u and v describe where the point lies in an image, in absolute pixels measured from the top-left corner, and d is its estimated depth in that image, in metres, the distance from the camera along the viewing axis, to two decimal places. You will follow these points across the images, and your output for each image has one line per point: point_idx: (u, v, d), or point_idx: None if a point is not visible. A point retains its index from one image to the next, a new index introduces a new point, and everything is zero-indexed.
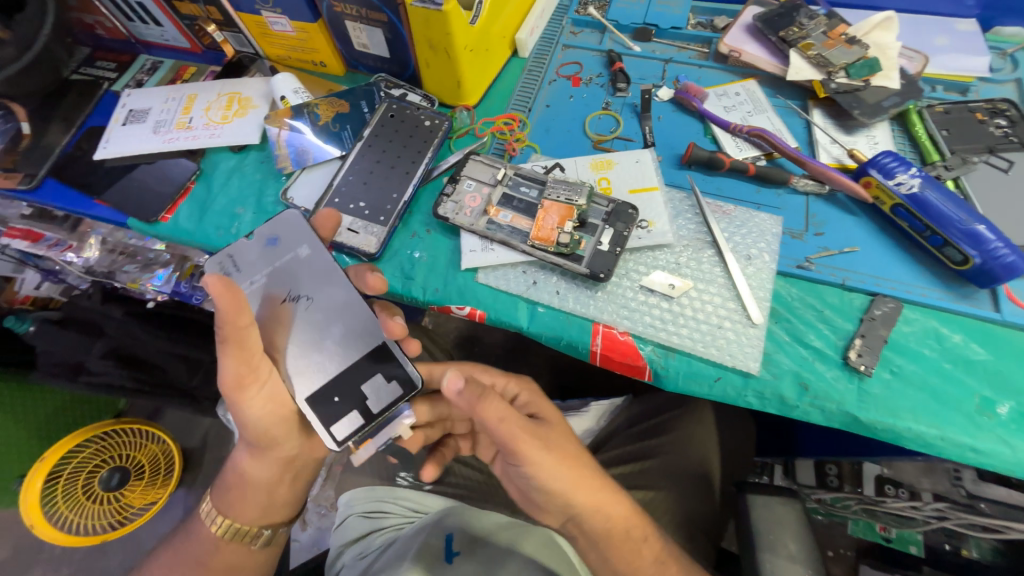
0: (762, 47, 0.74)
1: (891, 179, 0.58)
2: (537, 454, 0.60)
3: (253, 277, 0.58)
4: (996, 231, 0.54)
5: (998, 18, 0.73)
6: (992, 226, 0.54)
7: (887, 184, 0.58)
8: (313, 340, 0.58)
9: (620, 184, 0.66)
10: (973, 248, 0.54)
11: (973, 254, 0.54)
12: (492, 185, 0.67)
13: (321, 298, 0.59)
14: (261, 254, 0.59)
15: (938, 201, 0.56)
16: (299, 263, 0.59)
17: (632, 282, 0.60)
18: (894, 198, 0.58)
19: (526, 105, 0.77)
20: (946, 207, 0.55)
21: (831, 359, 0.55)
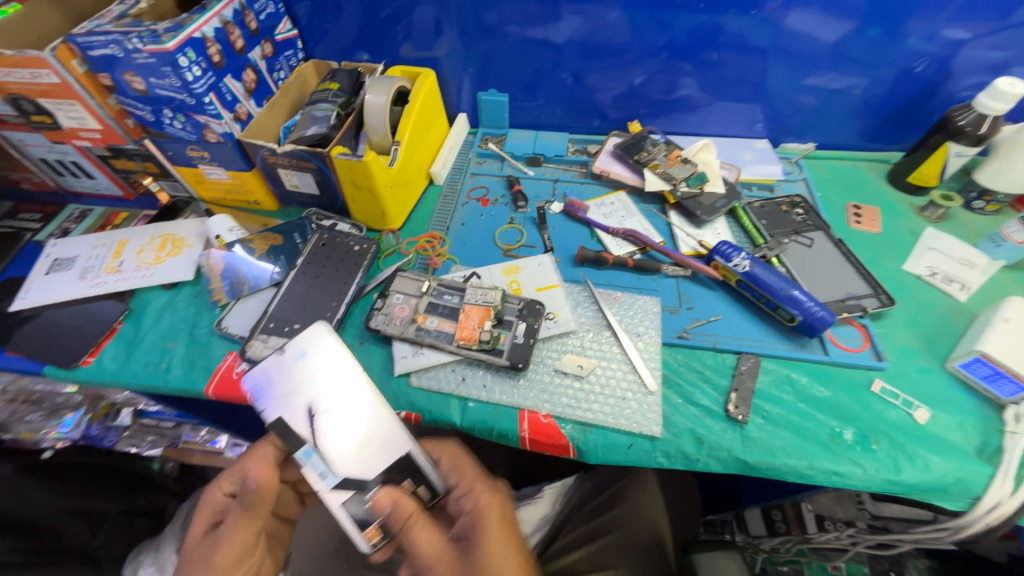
0: (625, 167, 0.95)
1: (730, 261, 0.76)
2: (486, 548, 0.58)
3: (285, 394, 0.64)
4: (808, 294, 0.71)
5: (781, 138, 1.03)
6: (805, 290, 0.72)
7: (729, 266, 0.75)
8: (347, 445, 0.63)
9: (528, 285, 0.77)
10: (796, 308, 0.70)
11: (797, 313, 0.70)
12: (419, 296, 0.76)
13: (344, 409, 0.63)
14: (291, 370, 0.65)
15: (765, 276, 0.73)
16: (320, 375, 0.65)
17: (548, 367, 0.69)
18: (736, 275, 0.75)
19: (444, 225, 0.90)
20: (770, 280, 0.72)
21: (716, 412, 0.66)
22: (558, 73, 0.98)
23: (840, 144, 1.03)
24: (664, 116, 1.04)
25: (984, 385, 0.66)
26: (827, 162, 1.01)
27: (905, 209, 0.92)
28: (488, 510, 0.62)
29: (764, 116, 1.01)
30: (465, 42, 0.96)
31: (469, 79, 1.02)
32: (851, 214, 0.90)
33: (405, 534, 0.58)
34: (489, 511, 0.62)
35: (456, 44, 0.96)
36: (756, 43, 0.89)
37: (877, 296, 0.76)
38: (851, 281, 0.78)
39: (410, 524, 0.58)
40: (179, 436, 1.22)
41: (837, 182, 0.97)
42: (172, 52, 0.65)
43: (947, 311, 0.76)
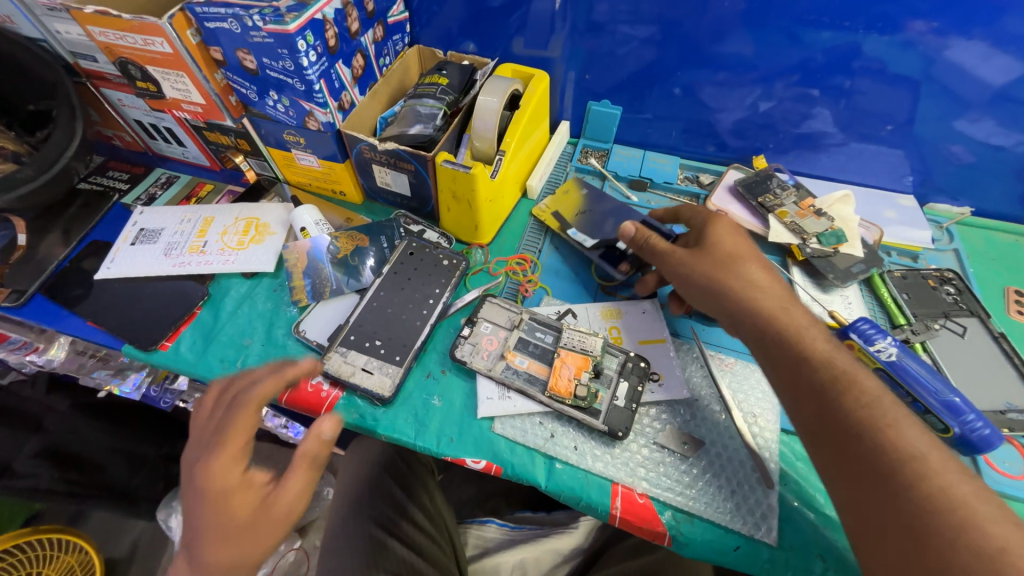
0: (744, 207, 0.85)
1: (871, 344, 0.65)
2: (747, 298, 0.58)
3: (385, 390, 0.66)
4: (969, 402, 0.60)
5: (930, 196, 0.89)
6: (965, 397, 0.61)
7: (869, 350, 0.65)
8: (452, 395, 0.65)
9: (630, 334, 0.69)
10: (953, 419, 0.59)
11: (954, 425, 0.59)
12: (509, 329, 0.69)
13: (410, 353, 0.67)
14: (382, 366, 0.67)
15: (916, 371, 0.62)
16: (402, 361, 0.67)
17: (648, 438, 0.61)
18: (876, 363, 0.64)
19: (536, 247, 0.83)
20: (925, 378, 0.61)
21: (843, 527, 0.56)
22: (671, 86, 0.88)
23: (999, 214, 0.88)
24: (793, 152, 0.92)
25: None
26: (982, 232, 0.87)
27: None
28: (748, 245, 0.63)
29: (912, 169, 0.87)
30: (582, 45, 0.86)
31: (578, 85, 0.93)
32: (1012, 301, 0.77)
33: (646, 247, 0.68)
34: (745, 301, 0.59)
35: (571, 45, 0.87)
36: (896, 71, 0.75)
37: None
38: (1015, 389, 0.66)
39: (650, 241, 0.68)
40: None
41: (994, 260, 0.83)
42: (292, 34, 0.59)
43: None
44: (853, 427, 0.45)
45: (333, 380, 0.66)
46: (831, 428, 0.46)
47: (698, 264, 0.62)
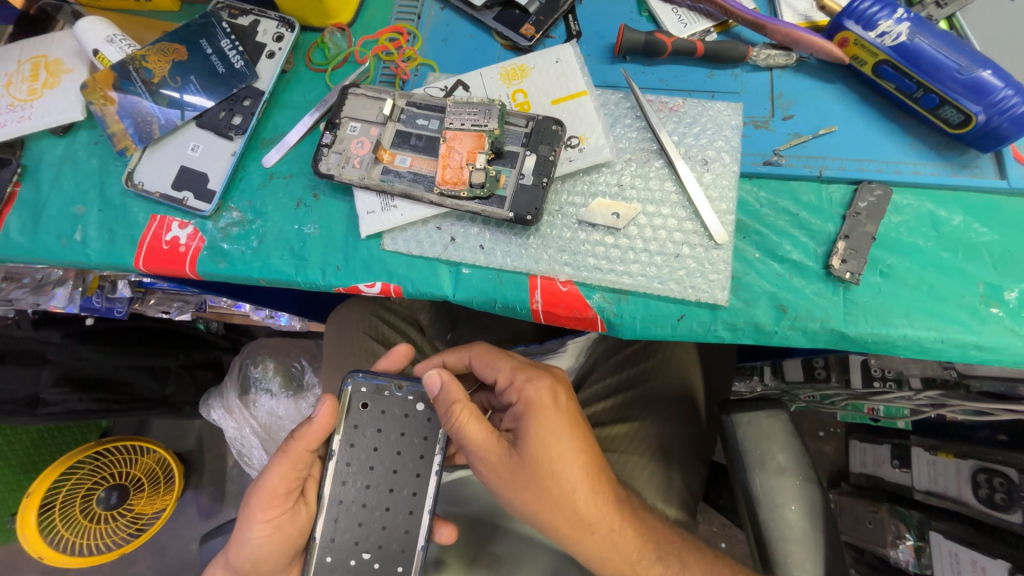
0: None
1: (872, 29, 0.46)
2: (533, 454, 0.48)
3: (204, 193, 0.55)
4: (1004, 74, 0.42)
5: None
6: (1000, 68, 0.43)
7: (867, 37, 0.46)
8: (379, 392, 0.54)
9: (539, 95, 0.51)
10: (976, 102, 0.43)
11: (975, 110, 0.43)
12: (380, 124, 0.52)
13: (401, 412, 0.54)
14: (207, 168, 0.56)
15: (934, 47, 0.43)
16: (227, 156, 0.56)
17: (568, 218, 0.49)
18: (876, 54, 0.46)
19: (413, 12, 0.60)
20: (941, 55, 0.43)
21: (811, 269, 0.46)
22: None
23: None
24: None
25: None
26: None
27: None
28: (532, 407, 0.50)
29: None
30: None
31: None
32: None
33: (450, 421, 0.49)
34: (536, 403, 0.50)
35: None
36: None
37: None
38: None
39: (455, 411, 0.48)
40: (206, 300, 0.92)
41: None
42: None
43: None
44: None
45: (178, 218, 0.55)
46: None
47: (513, 479, 0.49)
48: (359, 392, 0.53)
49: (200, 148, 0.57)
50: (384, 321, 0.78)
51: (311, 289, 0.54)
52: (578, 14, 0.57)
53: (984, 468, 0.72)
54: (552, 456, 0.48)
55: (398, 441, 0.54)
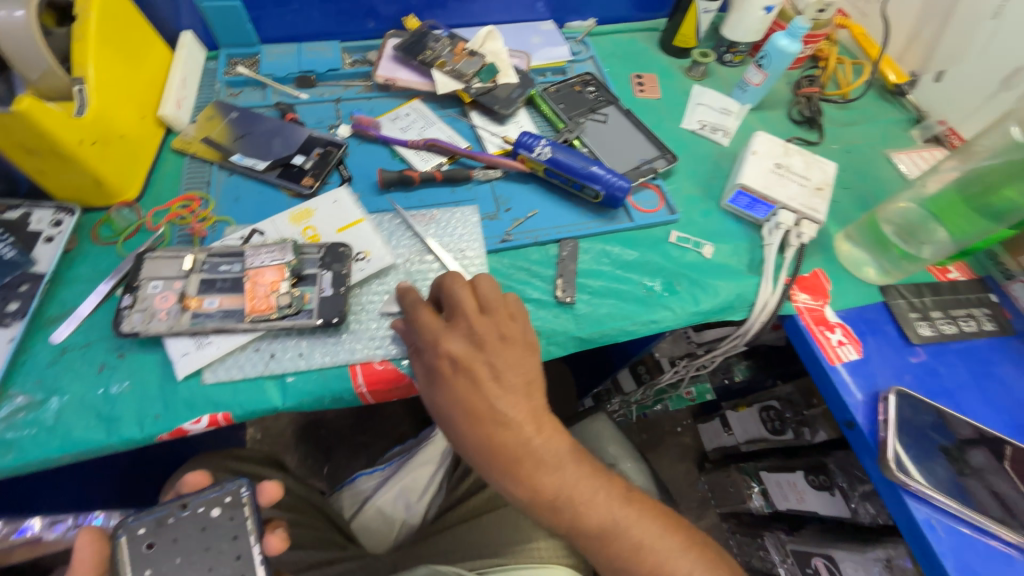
0: (411, 71, 0.84)
1: (533, 152, 0.74)
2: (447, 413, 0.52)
3: None
4: (605, 166, 0.73)
5: (565, 17, 1.00)
6: (603, 164, 0.74)
7: (532, 157, 0.74)
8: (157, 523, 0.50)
9: (326, 227, 0.66)
10: (598, 185, 0.72)
11: (599, 189, 0.72)
12: (183, 277, 0.59)
13: (196, 524, 0.51)
14: None
15: (566, 159, 0.72)
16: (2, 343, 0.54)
17: (370, 313, 0.61)
18: (541, 165, 0.74)
19: (202, 181, 0.71)
20: (571, 161, 0.72)
21: (547, 301, 0.67)
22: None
23: (617, 17, 1.04)
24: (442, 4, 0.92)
25: (747, 213, 0.78)
26: (611, 37, 1.03)
27: (677, 72, 0.99)
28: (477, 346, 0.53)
29: None
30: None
31: None
32: (635, 84, 0.95)
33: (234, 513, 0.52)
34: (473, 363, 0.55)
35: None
36: None
37: (664, 157, 0.82)
38: (642, 147, 0.84)
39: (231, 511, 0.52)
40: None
41: (620, 57, 1.00)
42: None
43: (717, 157, 0.86)
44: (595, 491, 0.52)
45: None
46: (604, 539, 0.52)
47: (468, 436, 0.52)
48: (135, 536, 0.49)
49: None
50: (236, 472, 0.75)
51: (129, 447, 0.54)
52: (347, 164, 0.75)
53: (763, 406, 1.09)
54: (457, 393, 0.52)
55: (202, 557, 0.50)
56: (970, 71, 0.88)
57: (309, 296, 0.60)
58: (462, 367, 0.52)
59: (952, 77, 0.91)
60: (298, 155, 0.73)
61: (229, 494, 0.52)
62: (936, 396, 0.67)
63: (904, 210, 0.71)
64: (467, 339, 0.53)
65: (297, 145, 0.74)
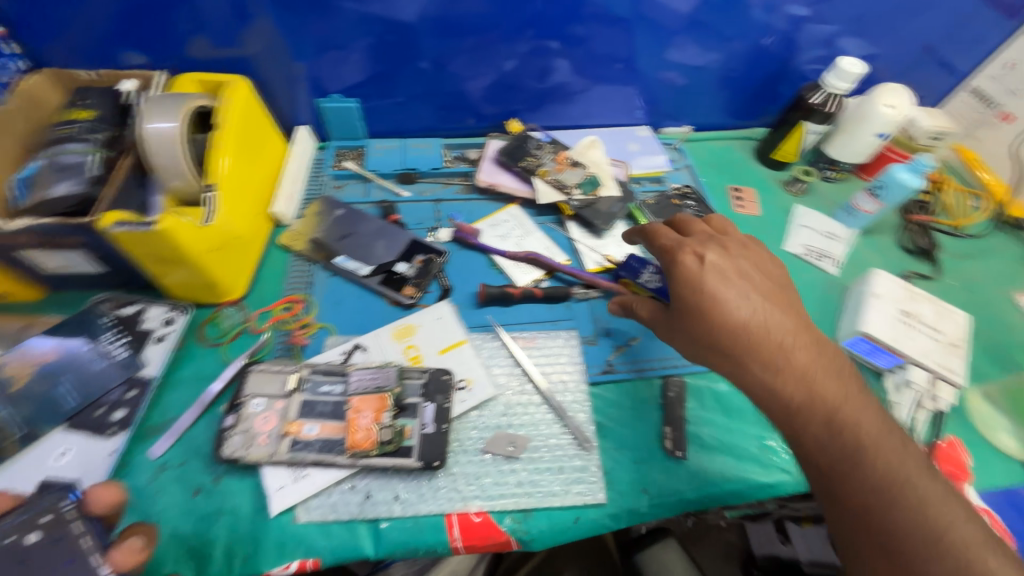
0: (511, 175, 0.85)
1: (639, 276, 0.71)
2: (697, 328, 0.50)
3: None
4: None
5: (661, 123, 1.01)
6: None
7: (638, 282, 0.70)
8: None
9: (428, 348, 0.64)
10: None
11: None
12: (285, 396, 0.57)
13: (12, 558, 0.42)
14: (75, 477, 0.52)
15: None
16: (105, 457, 0.53)
17: (469, 453, 0.58)
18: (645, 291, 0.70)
19: (305, 281, 0.72)
20: None
21: (655, 452, 0.61)
22: (416, 61, 0.81)
23: (712, 124, 1.04)
24: (544, 108, 0.93)
25: (867, 359, 0.72)
26: (705, 144, 1.02)
27: (775, 186, 0.97)
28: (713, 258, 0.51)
29: (641, 101, 0.96)
30: (288, 26, 0.72)
31: (296, 78, 0.79)
32: (733, 197, 0.92)
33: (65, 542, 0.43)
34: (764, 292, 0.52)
35: (282, 29, 0.72)
36: (616, 14, 0.81)
37: None
38: None
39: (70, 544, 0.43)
40: None
41: (717, 166, 0.98)
42: None
43: (826, 287, 0.81)
44: (850, 467, 0.44)
45: None
46: (866, 525, 0.43)
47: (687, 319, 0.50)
48: None
49: (69, 454, 0.53)
50: None
51: None
52: (447, 272, 0.74)
53: None
54: (721, 326, 0.48)
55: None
56: None
57: (410, 430, 0.57)
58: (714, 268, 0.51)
59: None
60: (400, 263, 0.73)
61: (49, 511, 0.44)
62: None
63: None
64: (714, 248, 0.53)
65: (400, 251, 0.74)
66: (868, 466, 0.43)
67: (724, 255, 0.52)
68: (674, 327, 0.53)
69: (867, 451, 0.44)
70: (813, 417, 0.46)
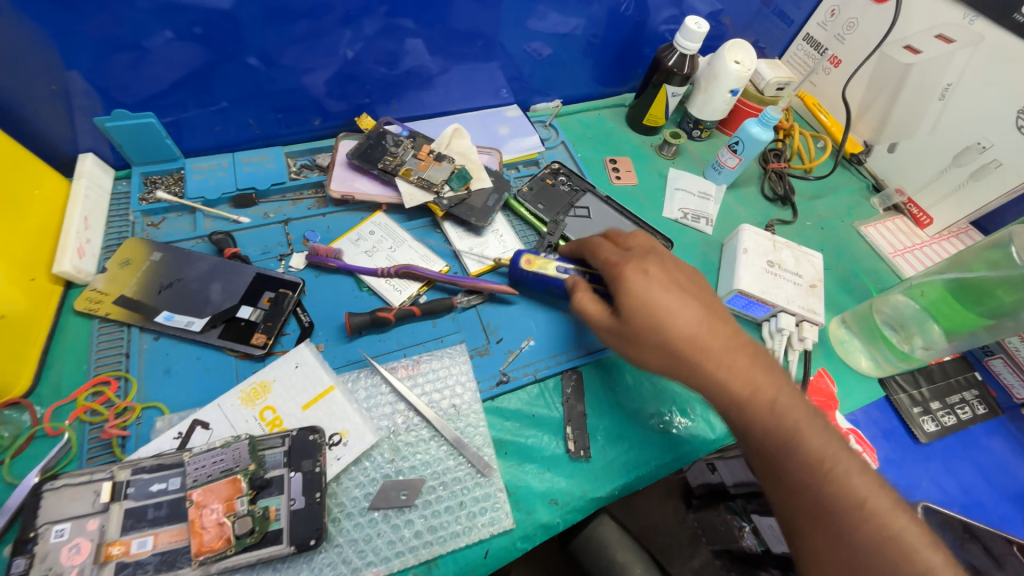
0: (371, 179, 0.75)
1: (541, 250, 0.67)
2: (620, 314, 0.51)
3: None
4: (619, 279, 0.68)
5: (530, 99, 0.96)
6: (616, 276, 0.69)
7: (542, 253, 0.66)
8: None
9: (288, 405, 0.54)
10: None
11: None
12: (98, 512, 0.45)
13: None
14: None
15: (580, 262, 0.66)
16: None
17: (355, 515, 0.50)
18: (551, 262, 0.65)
19: (118, 354, 0.57)
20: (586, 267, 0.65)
21: (559, 457, 0.58)
22: (243, 56, 0.66)
23: (583, 94, 1.00)
24: (399, 96, 0.83)
25: (745, 312, 0.75)
26: (577, 116, 0.99)
27: (648, 151, 0.97)
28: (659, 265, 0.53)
29: (506, 79, 0.90)
30: (44, 18, 0.54)
31: (65, 92, 0.61)
32: (610, 169, 0.91)
33: None
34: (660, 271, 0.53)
35: (42, 26, 0.54)
36: None
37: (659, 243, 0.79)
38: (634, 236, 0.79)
39: None
40: None
41: (591, 138, 0.96)
42: None
43: (705, 248, 0.83)
44: (789, 454, 0.45)
45: None
46: (809, 510, 0.43)
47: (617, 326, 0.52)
48: None
49: None
50: None
51: None
52: (306, 305, 0.64)
53: None
54: (664, 336, 0.49)
55: None
56: (921, 146, 0.91)
57: (275, 510, 0.48)
58: (649, 276, 0.51)
59: (903, 150, 0.94)
60: (243, 306, 0.61)
61: None
62: (966, 509, 0.66)
63: (898, 304, 0.70)
64: (652, 260, 0.54)
65: (242, 291, 0.62)
66: (796, 445, 0.45)
67: (649, 263, 0.53)
68: (623, 339, 0.53)
69: (798, 429, 0.45)
70: (753, 404, 0.47)
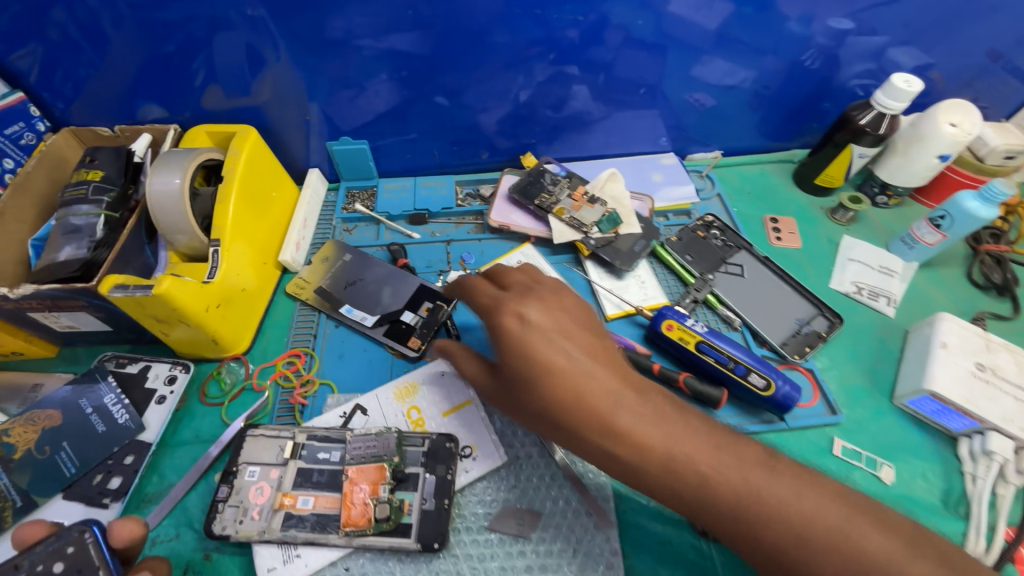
0: (526, 214, 0.80)
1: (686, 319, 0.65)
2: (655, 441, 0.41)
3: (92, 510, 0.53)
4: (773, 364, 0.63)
5: (688, 149, 0.94)
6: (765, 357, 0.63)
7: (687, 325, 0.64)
8: None
9: (432, 409, 0.60)
10: (770, 374, 0.60)
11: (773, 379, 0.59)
12: (280, 465, 0.54)
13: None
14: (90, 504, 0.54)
15: (730, 342, 0.62)
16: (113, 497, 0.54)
17: (473, 532, 0.53)
18: (696, 336, 0.63)
19: (309, 334, 0.69)
20: (738, 350, 0.62)
21: (683, 532, 0.54)
22: (431, 95, 0.77)
23: (747, 147, 0.95)
24: (561, 138, 0.88)
25: (936, 419, 0.62)
26: (737, 170, 0.95)
27: (817, 214, 0.87)
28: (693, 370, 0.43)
29: (667, 126, 0.89)
30: (306, 65, 0.70)
31: (309, 121, 0.77)
32: (770, 228, 0.84)
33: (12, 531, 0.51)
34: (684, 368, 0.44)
35: (303, 71, 0.70)
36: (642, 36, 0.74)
37: (823, 314, 0.71)
38: (796, 304, 0.72)
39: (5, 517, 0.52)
40: None
41: (750, 193, 0.90)
42: None
43: (881, 331, 0.72)
44: None
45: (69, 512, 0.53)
46: None
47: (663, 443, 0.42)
48: None
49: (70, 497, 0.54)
50: None
51: None
52: (455, 320, 0.70)
53: None
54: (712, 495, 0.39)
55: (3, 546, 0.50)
56: None
57: (409, 505, 0.52)
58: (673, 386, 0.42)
59: None
60: (406, 312, 0.69)
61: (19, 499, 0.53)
62: None
63: None
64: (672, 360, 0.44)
65: (406, 299, 0.70)
66: None
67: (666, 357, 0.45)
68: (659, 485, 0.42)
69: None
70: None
